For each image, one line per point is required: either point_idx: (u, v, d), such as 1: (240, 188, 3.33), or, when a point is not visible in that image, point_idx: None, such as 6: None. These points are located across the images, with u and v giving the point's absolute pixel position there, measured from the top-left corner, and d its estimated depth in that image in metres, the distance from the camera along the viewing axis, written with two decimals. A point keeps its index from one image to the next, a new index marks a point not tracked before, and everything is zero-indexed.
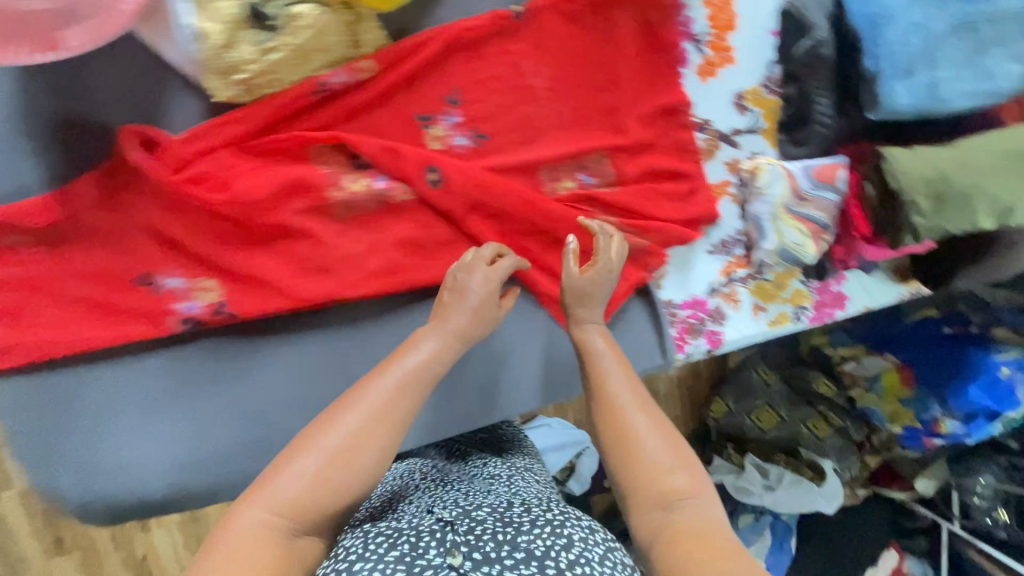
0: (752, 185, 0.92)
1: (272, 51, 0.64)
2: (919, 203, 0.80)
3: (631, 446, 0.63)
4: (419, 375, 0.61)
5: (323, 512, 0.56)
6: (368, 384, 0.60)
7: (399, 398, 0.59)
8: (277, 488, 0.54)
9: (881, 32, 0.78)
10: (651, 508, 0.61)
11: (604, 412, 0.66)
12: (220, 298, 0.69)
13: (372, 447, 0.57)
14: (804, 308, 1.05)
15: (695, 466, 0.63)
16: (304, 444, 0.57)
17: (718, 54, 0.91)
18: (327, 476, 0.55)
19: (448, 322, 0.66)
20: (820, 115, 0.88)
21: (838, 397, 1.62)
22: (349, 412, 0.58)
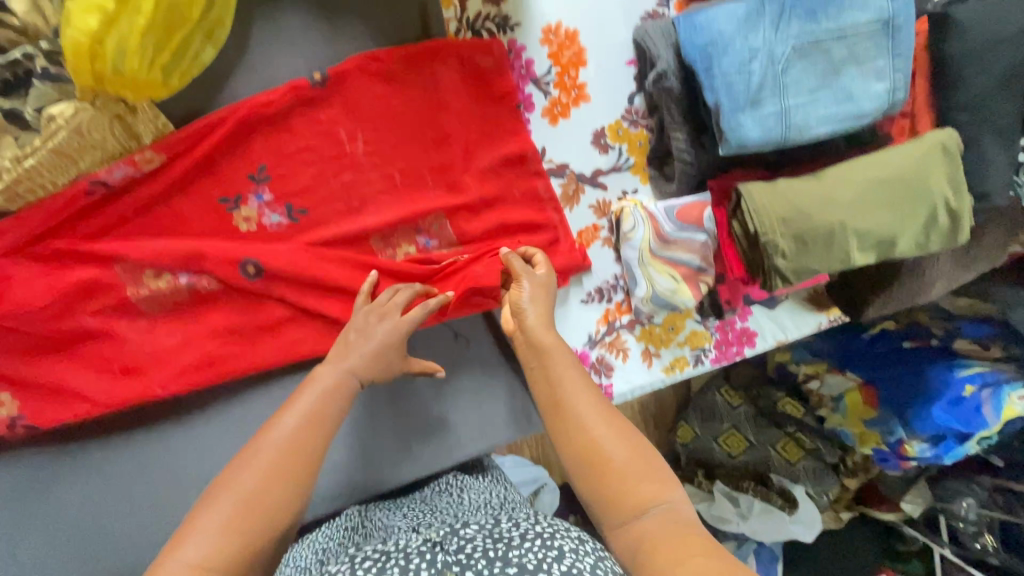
0: (619, 229, 0.85)
1: (30, 156, 0.61)
2: (779, 244, 0.72)
3: (593, 457, 0.57)
4: (323, 416, 0.59)
5: (260, 544, 0.51)
6: (276, 425, 0.57)
7: (316, 437, 0.58)
8: (193, 544, 0.49)
9: (716, 63, 0.71)
10: (625, 521, 0.54)
11: (559, 427, 0.61)
12: (15, 412, 0.66)
13: (292, 488, 0.54)
14: (705, 350, 0.97)
15: (657, 462, 0.57)
16: (225, 489, 0.53)
17: (567, 93, 0.85)
18: (241, 529, 0.51)
19: (337, 367, 0.63)
20: (677, 151, 0.81)
21: (807, 417, 1.45)
22: (259, 456, 0.55)
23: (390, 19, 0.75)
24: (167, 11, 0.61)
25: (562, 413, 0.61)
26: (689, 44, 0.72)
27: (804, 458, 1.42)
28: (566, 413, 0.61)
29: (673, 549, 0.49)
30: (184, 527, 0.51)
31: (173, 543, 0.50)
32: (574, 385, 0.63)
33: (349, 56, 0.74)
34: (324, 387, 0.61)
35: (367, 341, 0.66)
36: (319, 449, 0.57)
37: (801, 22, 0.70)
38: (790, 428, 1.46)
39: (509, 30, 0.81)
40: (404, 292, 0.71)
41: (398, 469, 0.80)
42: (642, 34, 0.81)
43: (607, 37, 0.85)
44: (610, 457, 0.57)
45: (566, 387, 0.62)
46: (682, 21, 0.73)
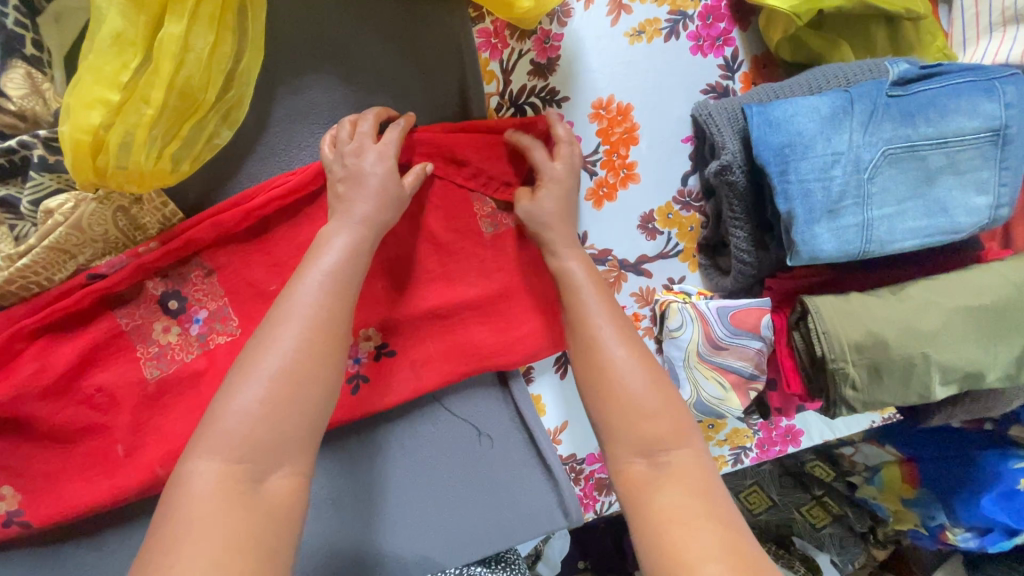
0: (664, 325, 0.78)
1: (24, 253, 0.56)
2: (850, 374, 0.64)
3: (608, 380, 0.56)
4: (342, 279, 0.54)
5: (279, 438, 0.46)
6: (292, 299, 0.51)
7: (337, 308, 0.52)
8: (225, 434, 0.45)
9: (793, 167, 0.62)
10: (629, 455, 0.53)
11: (582, 345, 0.59)
12: (14, 508, 0.60)
13: (318, 374, 0.49)
14: (745, 450, 0.89)
15: (675, 402, 0.55)
16: (249, 374, 0.47)
17: (614, 173, 0.77)
18: (274, 419, 0.46)
19: (354, 222, 0.57)
20: (736, 249, 0.72)
21: (836, 482, 1.37)
22: (280, 333, 0.49)
23: (425, 95, 0.67)
24: (178, 98, 0.55)
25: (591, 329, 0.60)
26: (763, 142, 0.62)
27: (830, 525, 1.35)
28: (593, 340, 0.59)
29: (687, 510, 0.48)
30: (210, 414, 0.46)
31: (209, 428, 0.46)
32: (596, 304, 0.61)
33: None
34: (343, 243, 0.56)
35: (370, 181, 0.59)
36: (342, 322, 0.52)
37: (894, 124, 0.62)
38: (818, 493, 1.40)
39: (556, 105, 0.73)
40: (393, 128, 0.62)
41: (378, 537, 0.74)
42: (704, 114, 0.72)
43: (663, 113, 0.77)
44: (627, 388, 0.55)
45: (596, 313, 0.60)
46: (754, 113, 0.64)
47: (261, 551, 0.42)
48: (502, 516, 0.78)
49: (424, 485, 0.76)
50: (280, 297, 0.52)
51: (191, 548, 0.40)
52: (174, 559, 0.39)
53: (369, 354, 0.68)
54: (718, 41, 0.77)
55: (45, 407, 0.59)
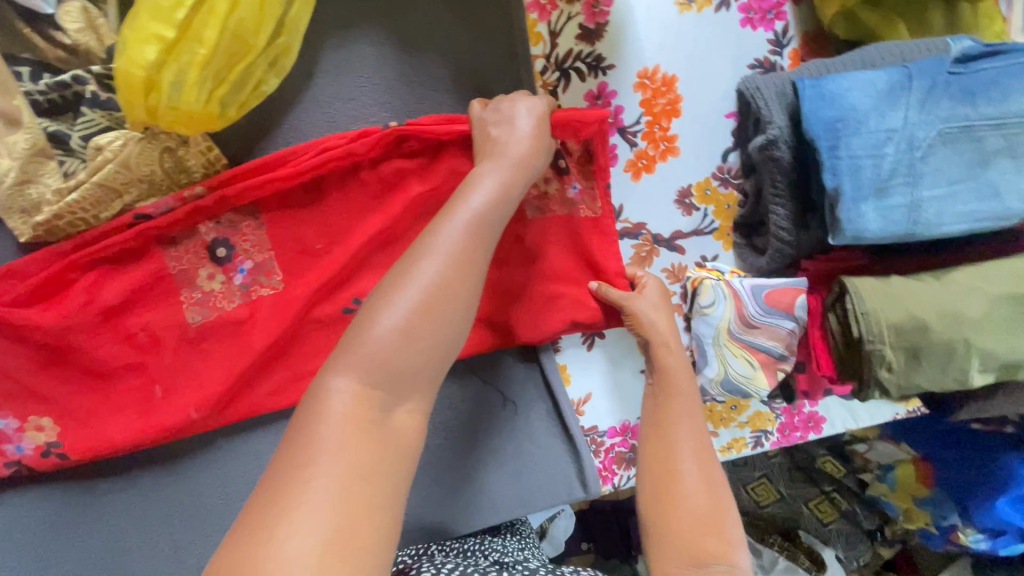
0: (695, 302, 0.77)
1: (73, 188, 0.56)
2: (887, 356, 0.63)
3: (671, 484, 0.60)
4: (486, 222, 0.52)
5: (412, 375, 0.44)
6: (438, 233, 0.49)
7: (475, 252, 0.50)
8: (364, 359, 0.43)
9: (844, 143, 0.61)
10: (677, 564, 0.55)
11: (655, 447, 0.64)
12: (53, 439, 0.62)
13: (453, 317, 0.47)
14: (766, 433, 0.89)
15: (729, 516, 0.58)
16: (396, 304, 0.45)
17: (654, 145, 0.76)
18: (411, 347, 0.44)
19: (496, 167, 0.56)
20: (775, 227, 0.71)
21: (846, 479, 1.39)
22: (425, 264, 0.47)
23: (471, 56, 0.67)
24: (231, 40, 0.54)
25: (664, 435, 0.64)
26: (815, 116, 0.61)
27: (837, 521, 1.36)
28: (666, 442, 0.64)
29: None
30: (348, 337, 0.45)
31: (350, 350, 0.44)
32: (677, 417, 0.65)
33: (421, 95, 0.66)
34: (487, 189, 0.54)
35: (511, 142, 0.59)
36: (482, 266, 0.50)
37: (952, 103, 0.60)
38: (827, 490, 1.40)
39: (601, 72, 0.71)
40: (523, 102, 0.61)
41: None
42: (751, 88, 0.71)
43: (707, 87, 0.75)
44: (686, 497, 0.59)
45: (672, 423, 0.65)
46: (807, 86, 0.62)
47: (382, 483, 0.40)
48: (522, 483, 0.79)
49: (446, 448, 0.77)
50: (427, 232, 0.50)
51: (324, 467, 0.38)
52: (312, 474, 0.38)
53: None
54: (769, 14, 0.75)
55: (87, 342, 0.61)
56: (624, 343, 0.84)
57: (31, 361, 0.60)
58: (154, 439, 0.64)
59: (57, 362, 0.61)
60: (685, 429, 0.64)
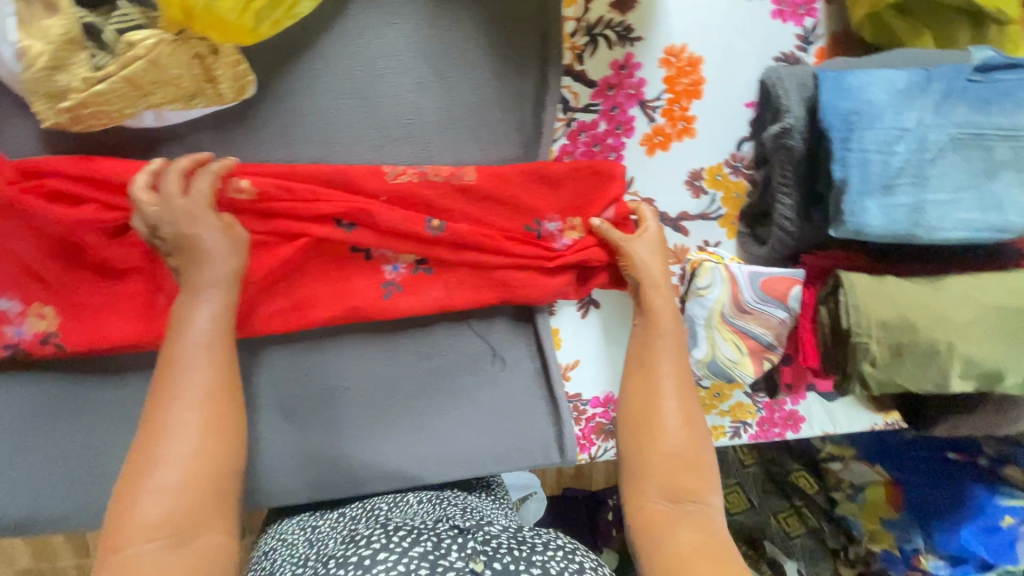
0: (692, 283, 0.78)
1: (101, 80, 0.56)
2: (872, 351, 0.64)
3: (653, 421, 0.66)
4: (188, 358, 0.58)
5: (205, 504, 0.54)
6: (183, 348, 0.58)
7: (216, 372, 0.59)
8: (150, 506, 0.52)
9: (857, 135, 0.62)
10: (654, 495, 0.63)
11: (641, 386, 0.69)
12: (53, 328, 0.63)
13: (229, 442, 0.57)
14: (745, 425, 0.90)
15: (701, 448, 0.66)
16: (145, 441, 0.55)
17: (672, 123, 0.77)
18: (196, 481, 0.54)
19: (218, 291, 0.60)
20: (779, 216, 0.72)
21: (817, 496, 1.36)
22: (183, 412, 0.56)
23: (504, 10, 0.68)
24: None
25: (648, 376, 0.69)
26: (832, 106, 0.62)
27: (802, 535, 1.35)
28: (653, 381, 0.69)
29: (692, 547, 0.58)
30: (138, 475, 0.53)
31: (124, 492, 0.52)
32: (667, 353, 0.70)
33: (450, 42, 0.67)
34: (222, 316, 0.61)
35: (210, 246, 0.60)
36: (234, 399, 0.59)
37: (968, 109, 0.62)
38: (797, 505, 1.39)
39: (629, 43, 0.72)
40: (200, 178, 0.61)
41: (375, 439, 0.77)
42: (773, 77, 0.72)
43: (730, 74, 0.77)
44: (666, 433, 0.65)
45: (659, 362, 0.70)
46: (828, 77, 0.63)
47: None
48: (502, 445, 0.81)
49: (429, 404, 0.78)
50: (162, 378, 0.57)
51: None
52: None
53: (408, 265, 0.72)
54: (801, 9, 0.76)
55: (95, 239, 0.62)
56: (617, 316, 0.85)
57: (39, 249, 0.61)
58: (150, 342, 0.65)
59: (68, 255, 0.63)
60: (670, 361, 0.70)
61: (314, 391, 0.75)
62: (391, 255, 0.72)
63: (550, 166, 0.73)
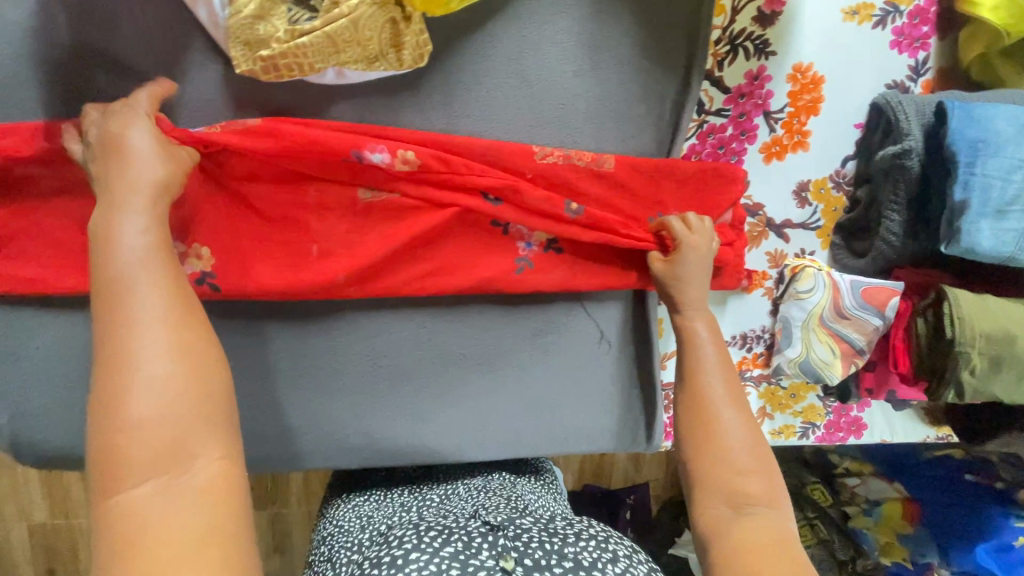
0: (791, 286, 0.84)
1: (303, 34, 0.59)
2: (973, 360, 0.70)
3: (711, 432, 0.66)
4: (130, 266, 0.48)
5: (196, 418, 0.45)
6: (122, 266, 0.48)
7: (159, 279, 0.49)
8: (132, 441, 0.43)
9: (980, 162, 0.68)
10: (718, 503, 0.62)
11: (690, 400, 0.70)
12: (208, 269, 0.66)
13: (200, 346, 0.47)
14: (815, 426, 0.95)
15: (764, 457, 0.64)
16: (106, 369, 0.45)
17: (790, 136, 0.82)
18: (182, 394, 0.45)
19: (144, 201, 0.52)
20: (885, 230, 0.78)
21: (831, 508, 1.39)
22: (137, 336, 0.45)
23: (662, 11, 0.72)
24: None
25: (698, 392, 0.70)
26: (960, 133, 0.68)
27: (814, 546, 1.38)
28: (701, 396, 0.69)
29: (768, 553, 0.56)
30: (109, 415, 0.43)
31: (101, 427, 0.43)
32: (713, 364, 0.72)
33: (609, 35, 0.71)
34: (156, 227, 0.51)
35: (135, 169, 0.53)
36: (197, 310, 0.49)
37: None
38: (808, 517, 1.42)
39: (764, 56, 0.78)
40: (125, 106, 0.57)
41: (482, 407, 0.80)
42: (893, 101, 0.77)
43: (846, 95, 0.82)
44: (725, 441, 0.65)
45: (704, 378, 0.70)
46: (956, 107, 0.69)
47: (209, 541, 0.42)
48: (598, 423, 0.84)
49: (534, 379, 0.81)
50: (103, 305, 0.47)
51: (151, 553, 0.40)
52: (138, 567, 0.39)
53: (540, 243, 0.75)
54: (916, 43, 0.81)
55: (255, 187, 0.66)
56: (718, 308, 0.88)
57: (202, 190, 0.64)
58: (301, 294, 0.68)
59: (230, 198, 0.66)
60: (718, 374, 0.70)
61: (434, 355, 0.77)
62: (526, 233, 0.75)
63: (677, 163, 0.77)
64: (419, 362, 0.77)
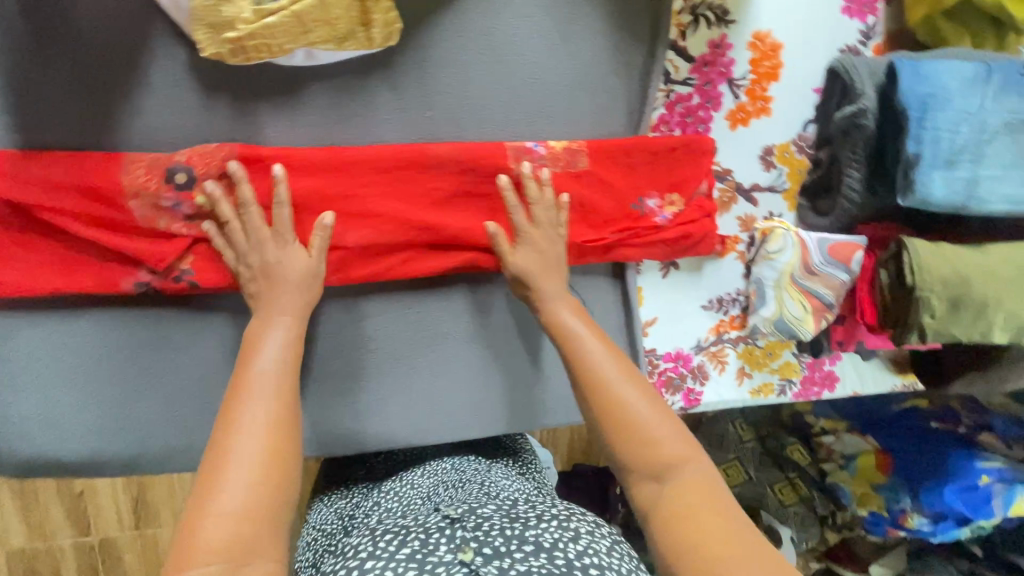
0: (762, 248, 0.87)
1: (270, 13, 0.58)
2: (933, 304, 0.74)
3: (614, 409, 0.61)
4: (272, 376, 0.58)
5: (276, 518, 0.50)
6: (254, 371, 0.58)
7: (286, 392, 0.58)
8: (212, 522, 0.47)
9: (930, 116, 0.72)
10: (642, 479, 0.59)
11: (581, 382, 0.64)
12: (187, 266, 0.65)
13: (292, 454, 0.54)
14: (791, 383, 0.99)
15: (670, 418, 0.61)
16: (214, 459, 0.51)
17: (753, 102, 0.85)
18: (266, 495, 0.50)
19: (287, 323, 0.63)
20: (847, 188, 0.81)
21: (809, 467, 1.47)
22: (257, 430, 0.53)
23: None
24: None
25: (585, 371, 0.65)
26: (910, 90, 0.72)
27: (796, 504, 1.43)
28: (591, 374, 0.64)
29: (701, 516, 0.54)
30: (199, 499, 0.49)
31: (193, 506, 0.48)
32: (593, 342, 0.67)
33: (574, 8, 0.72)
34: (290, 347, 0.62)
35: (290, 274, 0.64)
36: (295, 419, 0.57)
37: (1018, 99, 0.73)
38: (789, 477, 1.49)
39: (724, 25, 0.80)
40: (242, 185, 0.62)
41: (472, 385, 0.80)
42: (848, 64, 0.81)
43: (805, 60, 0.85)
44: (630, 415, 0.61)
45: (589, 357, 0.65)
46: (905, 65, 0.73)
47: None
48: None
49: (522, 355, 0.82)
50: (232, 400, 0.56)
51: None
52: None
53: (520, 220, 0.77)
54: (865, 8, 0.85)
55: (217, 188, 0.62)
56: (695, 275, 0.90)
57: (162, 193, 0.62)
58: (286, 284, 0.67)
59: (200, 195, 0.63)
60: (601, 350, 0.66)
61: (421, 336, 0.77)
62: (505, 209, 0.76)
63: (648, 140, 0.78)
64: (407, 344, 0.77)
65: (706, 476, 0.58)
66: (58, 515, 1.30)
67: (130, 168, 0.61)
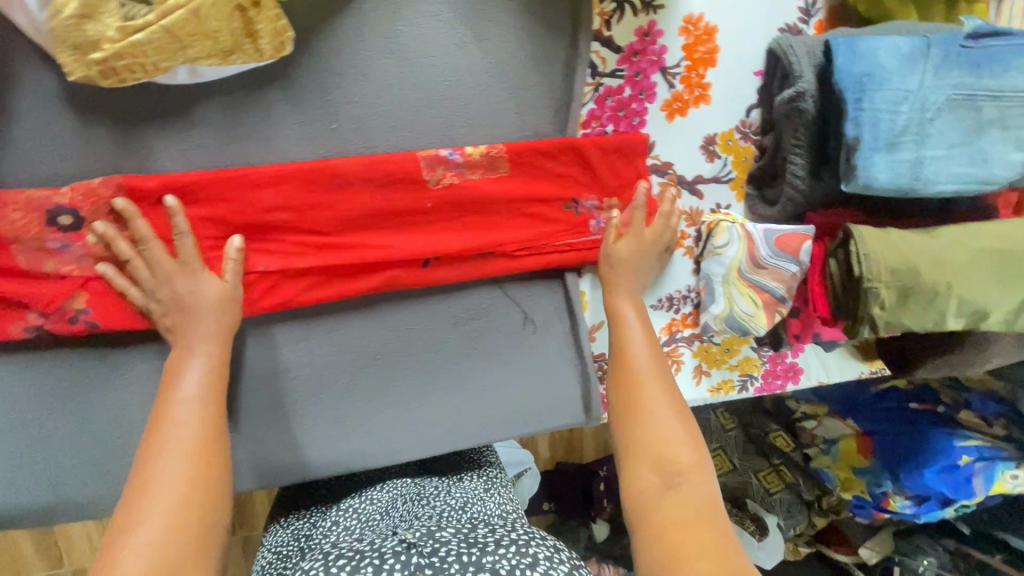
0: (709, 243, 0.84)
1: (138, 30, 0.54)
2: (882, 295, 0.71)
3: (637, 406, 0.66)
4: (199, 406, 0.57)
5: (202, 552, 0.50)
6: (175, 400, 0.57)
7: (209, 421, 0.57)
8: (129, 558, 0.47)
9: (868, 96, 0.68)
10: (646, 473, 0.62)
11: (619, 374, 0.70)
12: (81, 305, 0.61)
13: (219, 485, 0.54)
14: (752, 378, 0.96)
15: (692, 428, 0.65)
16: (133, 495, 0.51)
17: (690, 90, 0.81)
18: (187, 530, 0.50)
19: (211, 348, 0.61)
20: (791, 175, 0.77)
21: (793, 453, 1.44)
22: (173, 462, 0.53)
23: None
24: None
25: (623, 365, 0.70)
26: (846, 69, 0.68)
27: (782, 491, 1.41)
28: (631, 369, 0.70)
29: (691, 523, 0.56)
30: (121, 527, 0.49)
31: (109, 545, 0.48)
32: (639, 340, 0.72)
33: (485, 3, 0.68)
34: (211, 374, 0.60)
35: (200, 299, 0.61)
36: (222, 453, 0.56)
37: (961, 72, 0.69)
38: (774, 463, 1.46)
39: (653, 10, 0.76)
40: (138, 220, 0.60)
41: (409, 405, 0.77)
42: (785, 45, 0.76)
43: (742, 43, 0.81)
44: (652, 414, 0.65)
45: (630, 354, 0.71)
46: (840, 43, 0.68)
47: None
48: (534, 407, 0.82)
49: (460, 370, 0.79)
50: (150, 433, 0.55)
51: None
52: None
53: (445, 230, 0.73)
54: None
55: (107, 225, 0.59)
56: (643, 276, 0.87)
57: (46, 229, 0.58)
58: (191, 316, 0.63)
59: (89, 234, 0.59)
60: (643, 349, 0.71)
61: (349, 359, 0.74)
62: (428, 220, 0.72)
63: (580, 139, 0.75)
64: (335, 368, 0.73)
65: (707, 492, 0.60)
66: (24, 553, 1.26)
67: (6, 209, 0.57)
